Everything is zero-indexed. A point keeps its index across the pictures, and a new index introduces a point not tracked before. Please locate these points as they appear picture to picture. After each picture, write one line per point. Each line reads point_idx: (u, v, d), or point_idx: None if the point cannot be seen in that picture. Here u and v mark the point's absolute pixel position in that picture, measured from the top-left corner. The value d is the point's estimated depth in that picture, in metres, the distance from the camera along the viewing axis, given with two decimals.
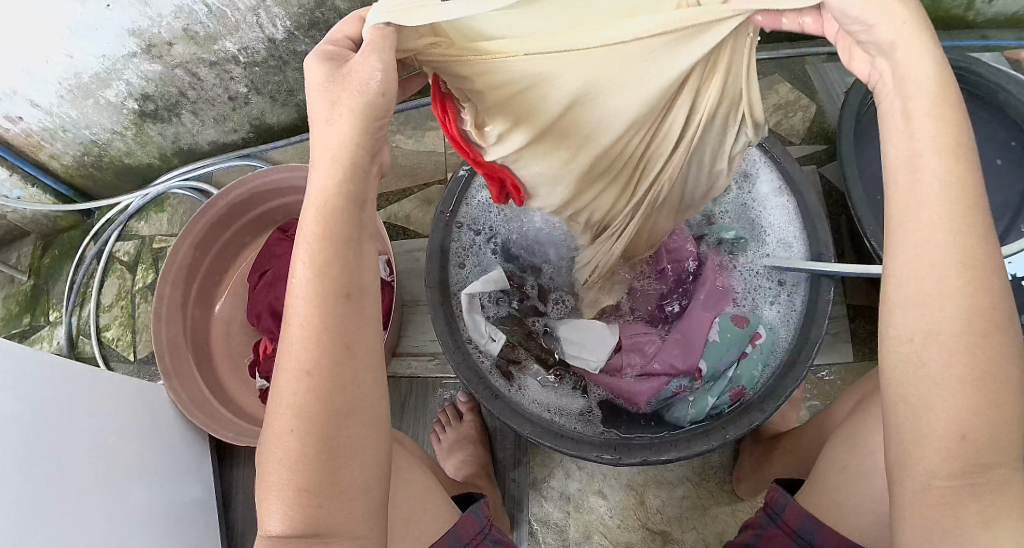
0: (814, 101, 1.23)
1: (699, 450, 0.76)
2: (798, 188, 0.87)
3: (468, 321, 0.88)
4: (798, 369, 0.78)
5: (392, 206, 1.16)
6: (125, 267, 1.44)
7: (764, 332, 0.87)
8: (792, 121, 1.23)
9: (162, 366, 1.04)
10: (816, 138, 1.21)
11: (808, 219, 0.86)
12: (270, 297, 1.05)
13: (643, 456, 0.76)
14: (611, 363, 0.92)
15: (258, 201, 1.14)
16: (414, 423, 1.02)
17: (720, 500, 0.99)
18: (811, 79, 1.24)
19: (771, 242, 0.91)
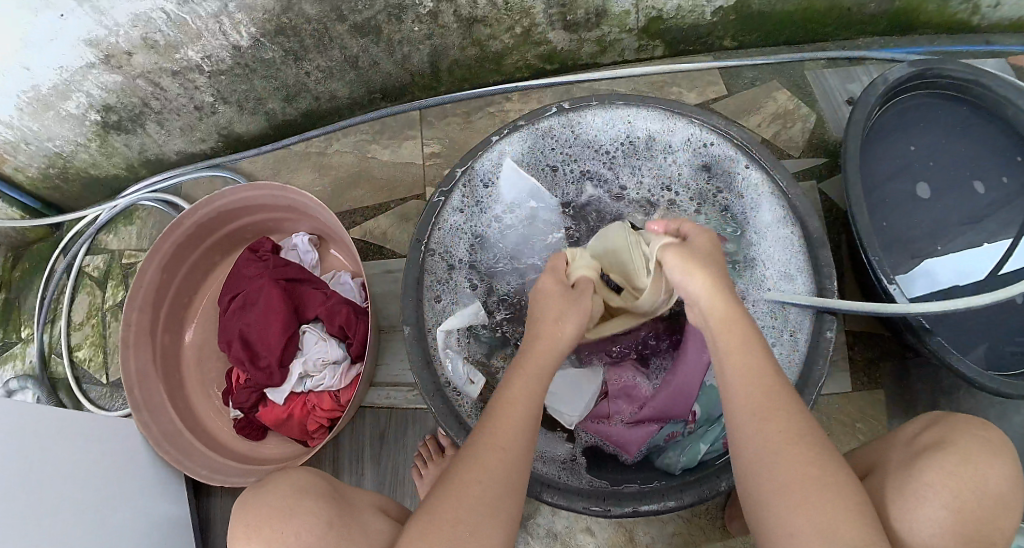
0: (813, 109, 1.18)
1: (689, 501, 0.76)
2: (801, 220, 0.87)
3: (444, 361, 0.86)
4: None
5: (369, 222, 1.10)
6: (95, 283, 1.38)
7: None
8: (790, 132, 1.17)
9: (132, 400, 1.00)
10: (817, 150, 1.16)
11: (809, 251, 0.86)
12: (241, 322, 0.98)
13: (633, 507, 0.76)
14: (599, 409, 0.91)
15: (226, 218, 1.09)
16: (393, 456, 0.98)
17: (710, 537, 0.99)
18: (811, 86, 1.19)
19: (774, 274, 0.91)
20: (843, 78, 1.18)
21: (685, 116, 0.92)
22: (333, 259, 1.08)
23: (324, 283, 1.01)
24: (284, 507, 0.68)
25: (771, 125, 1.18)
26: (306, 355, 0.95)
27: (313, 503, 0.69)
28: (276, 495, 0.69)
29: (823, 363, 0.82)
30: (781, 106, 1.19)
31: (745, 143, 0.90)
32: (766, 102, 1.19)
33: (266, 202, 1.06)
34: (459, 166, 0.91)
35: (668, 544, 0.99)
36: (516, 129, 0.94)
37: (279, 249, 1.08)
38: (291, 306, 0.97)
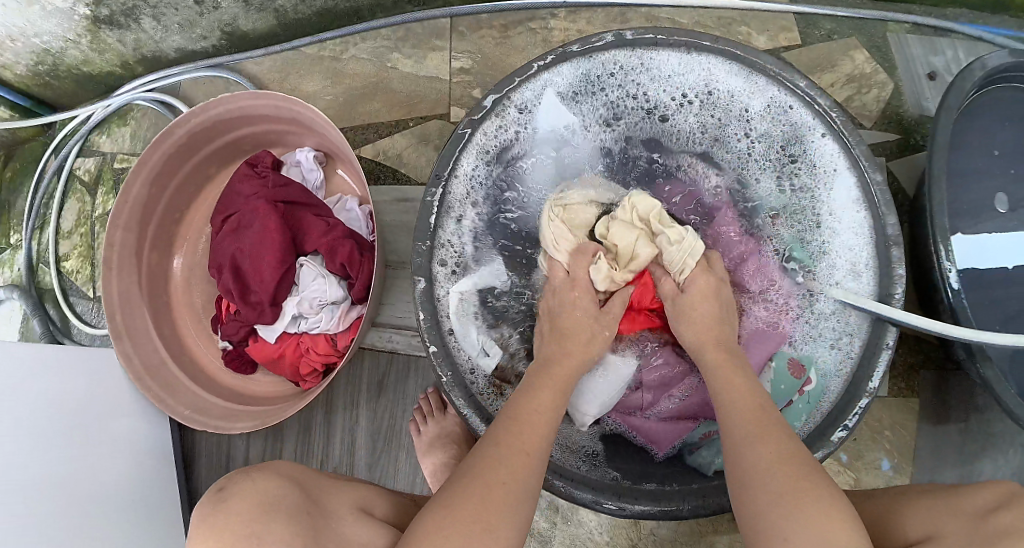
0: (892, 77, 0.99)
1: (711, 509, 0.69)
2: (879, 214, 0.74)
3: (459, 331, 0.77)
4: (840, 423, 0.73)
5: (383, 141, 0.97)
6: (86, 188, 1.27)
7: (814, 379, 0.78)
8: (865, 99, 0.99)
9: (111, 326, 0.90)
10: (890, 123, 0.98)
11: (881, 246, 0.74)
12: (233, 247, 0.87)
13: (649, 507, 0.70)
14: (629, 399, 0.79)
15: (224, 129, 0.96)
16: (392, 405, 0.88)
17: (719, 527, 0.87)
18: (891, 50, 1.00)
19: (837, 265, 0.79)
20: (927, 48, 0.99)
21: (766, 69, 0.77)
22: (340, 182, 0.95)
23: (328, 209, 0.88)
24: (252, 530, 0.50)
25: (845, 88, 0.99)
26: (302, 293, 0.83)
27: (286, 525, 0.52)
28: (238, 511, 0.51)
29: (876, 378, 0.73)
30: (857, 67, 1.00)
31: (828, 111, 0.75)
32: (841, 61, 1.00)
33: (267, 112, 0.92)
34: (491, 95, 0.78)
35: (674, 530, 0.88)
36: (565, 57, 0.79)
37: (281, 165, 0.95)
38: (289, 234, 0.84)
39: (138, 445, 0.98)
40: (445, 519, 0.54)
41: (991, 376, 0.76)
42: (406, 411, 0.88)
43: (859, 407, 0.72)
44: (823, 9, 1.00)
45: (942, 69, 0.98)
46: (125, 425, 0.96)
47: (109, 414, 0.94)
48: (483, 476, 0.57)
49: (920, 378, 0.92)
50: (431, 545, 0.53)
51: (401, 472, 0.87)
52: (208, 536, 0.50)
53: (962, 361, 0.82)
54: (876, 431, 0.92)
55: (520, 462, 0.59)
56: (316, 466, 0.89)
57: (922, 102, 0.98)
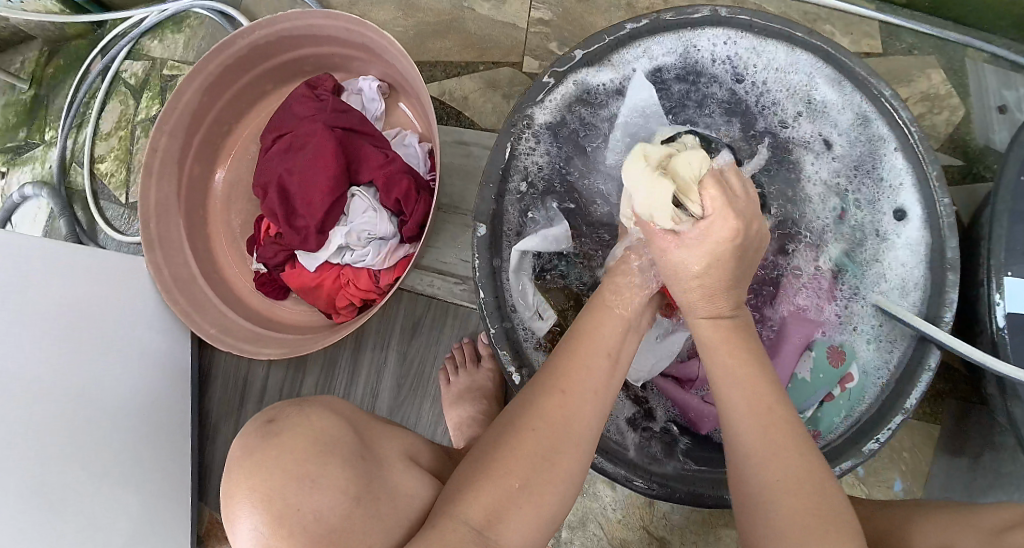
0: (965, 104, 0.92)
1: (735, 501, 0.64)
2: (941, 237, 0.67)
3: (514, 284, 0.72)
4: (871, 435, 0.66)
5: (451, 81, 0.93)
6: (130, 91, 1.23)
7: (855, 375, 0.73)
8: (936, 119, 0.92)
9: (145, 234, 0.87)
10: (954, 151, 0.91)
11: (935, 268, 0.67)
12: (282, 167, 0.83)
13: (675, 491, 0.66)
14: (686, 367, 0.76)
15: (287, 46, 0.92)
16: (422, 351, 0.85)
17: (730, 521, 0.83)
18: (966, 77, 0.92)
19: (886, 280, 0.73)
20: (1004, 81, 0.91)
21: (853, 72, 0.70)
22: (401, 115, 0.91)
23: (386, 141, 0.84)
24: (302, 472, 0.44)
25: (917, 106, 0.93)
26: (351, 224, 0.79)
27: (338, 470, 0.46)
28: (292, 450, 0.45)
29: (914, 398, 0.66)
30: (930, 88, 0.93)
31: (907, 124, 0.68)
32: (917, 78, 0.94)
33: (337, 35, 0.88)
34: (578, 50, 0.72)
35: (686, 517, 0.84)
36: (656, 27, 0.73)
37: (341, 91, 0.91)
38: (343, 161, 0.80)
39: (155, 356, 0.96)
40: (472, 484, 0.48)
41: (1021, 418, 0.69)
42: (437, 360, 0.85)
43: (887, 429, 0.66)
44: (907, 22, 0.93)
45: (1015, 105, 0.90)
46: (144, 335, 0.94)
47: (128, 323, 0.91)
48: (513, 442, 0.50)
49: (945, 408, 0.85)
50: (456, 510, 0.47)
51: (422, 419, 0.84)
52: (255, 473, 0.44)
53: (993, 398, 0.75)
54: (895, 450, 0.86)
55: (559, 426, 0.51)
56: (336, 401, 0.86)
57: (990, 134, 0.90)
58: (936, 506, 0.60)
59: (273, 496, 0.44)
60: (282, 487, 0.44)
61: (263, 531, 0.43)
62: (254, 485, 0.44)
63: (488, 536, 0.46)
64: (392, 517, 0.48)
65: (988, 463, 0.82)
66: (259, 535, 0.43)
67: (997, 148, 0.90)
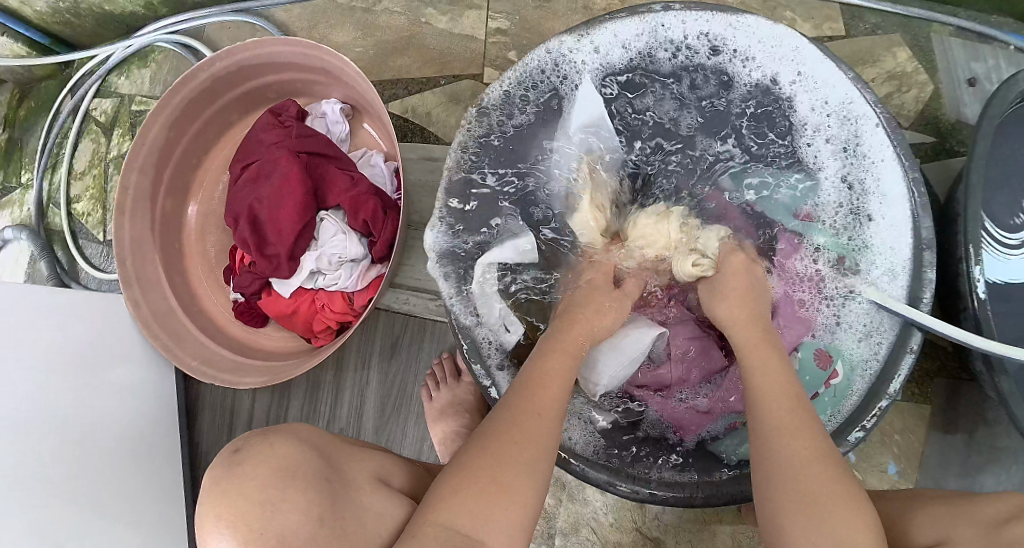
0: (934, 79, 0.92)
1: (723, 499, 0.65)
2: (915, 218, 0.68)
3: (480, 298, 0.75)
4: (856, 423, 0.68)
5: (411, 98, 0.94)
6: (101, 129, 1.24)
7: (840, 371, 0.72)
8: (904, 98, 0.93)
9: (121, 272, 0.88)
10: (926, 127, 0.92)
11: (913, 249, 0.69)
12: (251, 196, 0.84)
13: (663, 492, 0.66)
14: (659, 376, 0.74)
15: (249, 75, 0.92)
16: (404, 368, 0.86)
17: (724, 517, 0.83)
18: (935, 52, 0.93)
19: (858, 261, 0.73)
20: (972, 52, 0.92)
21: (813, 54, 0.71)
22: (366, 135, 0.92)
23: (352, 163, 0.85)
24: (267, 497, 0.45)
25: (884, 85, 0.94)
26: (321, 248, 0.79)
27: (303, 492, 0.47)
28: (259, 474, 0.46)
29: (897, 384, 0.67)
30: (898, 66, 0.94)
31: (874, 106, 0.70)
32: (884, 57, 0.94)
33: (294, 60, 0.89)
34: (528, 59, 0.76)
35: (679, 516, 0.85)
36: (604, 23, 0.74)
37: (306, 116, 0.92)
38: (311, 186, 0.81)
39: (141, 391, 0.96)
40: (457, 491, 0.49)
41: (1009, 393, 0.71)
42: (418, 378, 0.85)
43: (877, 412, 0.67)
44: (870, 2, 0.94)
45: (984, 76, 0.91)
46: (129, 372, 0.94)
47: (112, 362, 0.91)
48: (498, 446, 0.51)
49: (933, 386, 0.86)
50: (441, 516, 0.48)
51: (408, 438, 0.84)
52: (222, 499, 0.45)
53: (979, 374, 0.75)
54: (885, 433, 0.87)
55: (531, 433, 0.53)
56: (322, 426, 0.87)
57: (962, 108, 0.91)
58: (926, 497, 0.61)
59: (239, 522, 0.44)
60: (248, 514, 0.44)
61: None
62: (224, 509, 0.45)
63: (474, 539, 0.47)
64: (358, 538, 0.48)
65: (983, 440, 0.83)
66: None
67: (969, 121, 0.90)
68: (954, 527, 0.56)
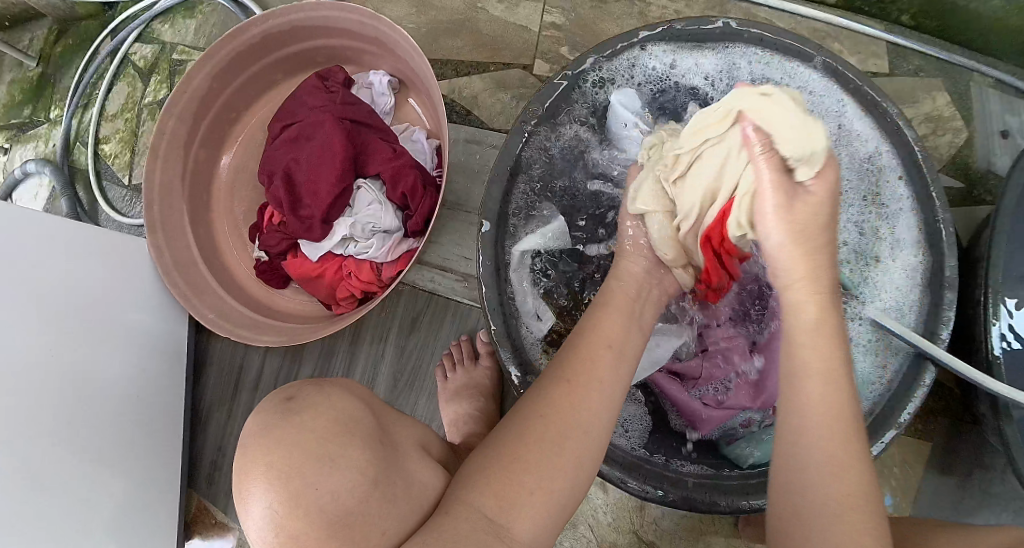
0: (969, 126, 0.93)
1: (728, 508, 0.64)
2: (939, 253, 0.68)
3: (515, 285, 0.73)
4: (863, 449, 0.67)
5: (460, 79, 0.94)
6: (138, 74, 1.24)
7: (853, 387, 0.72)
8: (939, 141, 0.93)
9: (147, 216, 0.87)
10: (957, 172, 0.92)
11: (934, 289, 0.68)
12: (290, 156, 0.84)
13: (668, 495, 0.65)
14: (689, 367, 0.77)
15: (300, 36, 0.92)
16: (422, 345, 0.85)
17: (721, 529, 0.84)
18: (971, 99, 0.93)
19: (879, 297, 0.73)
20: (1008, 105, 0.92)
21: (859, 90, 0.70)
22: (410, 110, 0.92)
23: (394, 135, 0.85)
24: (325, 452, 0.44)
25: (921, 126, 0.94)
26: (355, 215, 0.79)
27: (360, 451, 0.45)
28: (312, 429, 0.44)
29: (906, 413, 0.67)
30: (936, 110, 0.94)
31: (911, 145, 0.69)
32: (922, 99, 0.95)
33: (347, 27, 0.89)
34: (591, 55, 0.73)
35: (678, 523, 0.84)
36: (668, 35, 0.74)
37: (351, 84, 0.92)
38: (351, 153, 0.81)
39: (151, 338, 0.95)
40: (487, 470, 0.48)
41: (1012, 437, 0.70)
42: (435, 356, 0.85)
43: (879, 442, 0.67)
44: (915, 43, 0.94)
45: (1017, 130, 0.91)
46: (141, 317, 0.94)
47: (125, 307, 0.91)
48: (540, 430, 0.50)
49: (937, 426, 0.85)
50: (470, 496, 0.47)
51: (417, 415, 0.84)
52: (273, 449, 0.43)
53: (985, 420, 0.75)
54: (886, 467, 0.87)
55: (567, 417, 0.51)
56: None
57: (993, 159, 0.91)
58: (930, 531, 0.60)
59: (288, 473, 0.43)
60: (299, 467, 0.43)
61: (273, 507, 0.42)
62: (271, 465, 0.43)
63: (501, 522, 0.46)
64: (405, 502, 0.47)
65: (977, 482, 0.82)
66: (267, 510, 0.43)
67: (997, 173, 0.91)
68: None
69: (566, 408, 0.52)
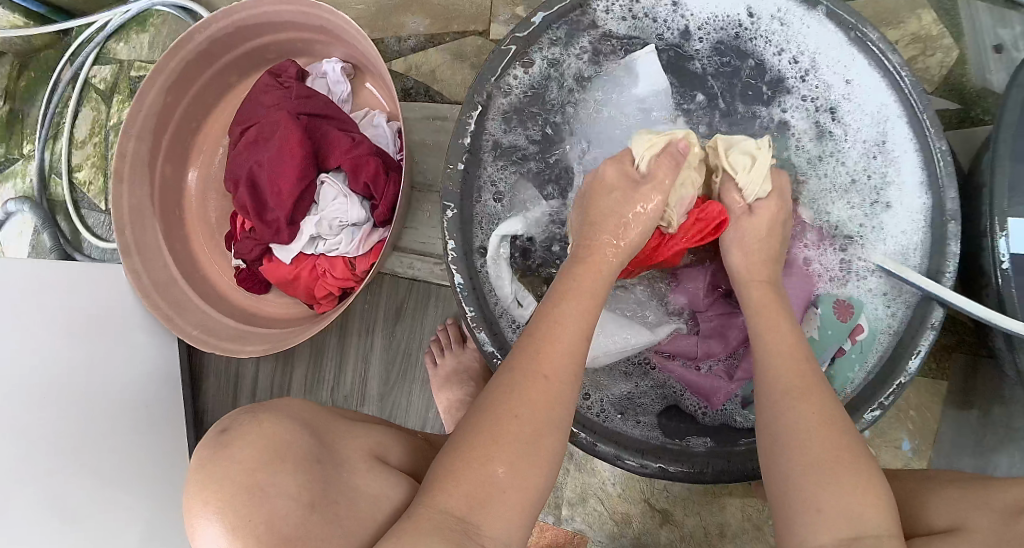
0: (959, 43, 0.87)
1: (733, 477, 0.63)
2: (938, 188, 0.65)
3: (492, 270, 0.71)
4: (872, 400, 0.64)
5: (416, 56, 0.90)
6: (101, 97, 1.22)
7: (866, 326, 0.68)
8: (928, 62, 0.88)
9: (121, 241, 0.85)
10: (951, 91, 0.87)
11: (937, 223, 0.65)
12: (251, 159, 0.81)
13: (668, 465, 0.65)
14: (686, 349, 0.71)
15: (246, 36, 0.89)
16: (409, 335, 0.84)
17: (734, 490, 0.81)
18: (960, 12, 0.88)
19: (885, 238, 0.69)
20: (999, 18, 0.86)
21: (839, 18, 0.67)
22: (369, 96, 0.89)
23: (353, 124, 0.82)
24: (256, 482, 0.43)
25: (907, 49, 0.89)
26: (321, 211, 0.77)
27: (292, 474, 0.45)
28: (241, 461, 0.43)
29: (913, 358, 0.63)
30: (924, 27, 0.89)
31: (896, 69, 0.65)
32: (906, 20, 0.89)
33: (293, 19, 0.86)
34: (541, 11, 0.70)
35: (688, 488, 0.82)
36: None
37: (306, 76, 0.89)
38: (310, 148, 0.78)
39: (149, 361, 0.95)
40: (449, 471, 0.47)
41: None
42: (424, 342, 0.84)
43: (891, 388, 0.64)
44: None
45: (1011, 43, 0.85)
46: (133, 342, 0.93)
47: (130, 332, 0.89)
48: (494, 427, 0.48)
49: (954, 361, 0.82)
50: (437, 501, 0.45)
51: (412, 407, 0.83)
52: (206, 487, 0.43)
53: (1000, 352, 0.72)
54: (903, 407, 0.83)
55: (523, 405, 0.49)
56: (326, 393, 0.86)
57: (986, 76, 0.86)
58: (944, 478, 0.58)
59: (229, 509, 0.42)
60: (237, 499, 0.42)
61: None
62: (209, 498, 0.42)
63: (470, 521, 0.45)
64: (352, 521, 0.47)
65: (998, 419, 0.78)
66: None
67: (995, 90, 0.85)
68: (968, 514, 0.52)
69: (542, 393, 0.50)
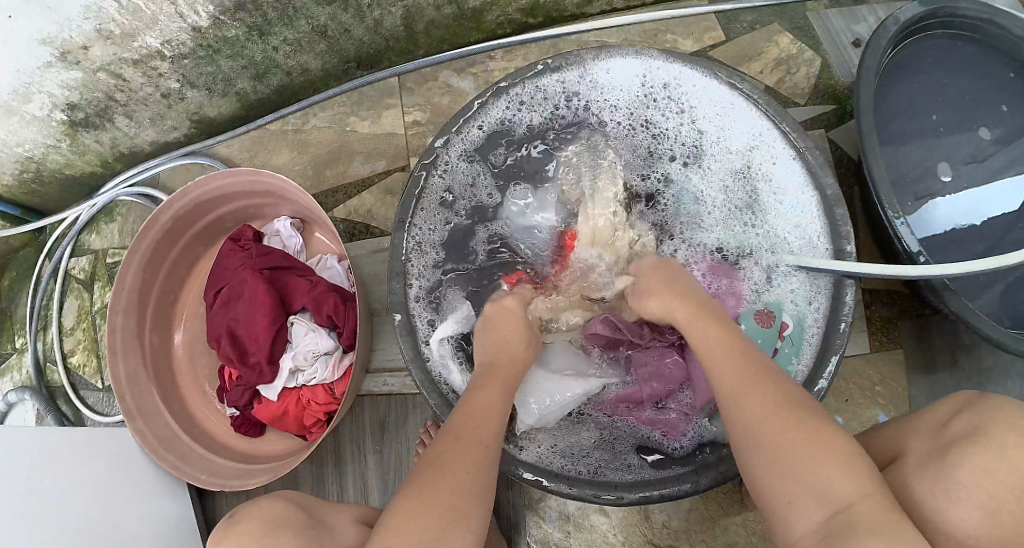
0: (818, 53, 1.04)
1: (705, 485, 0.71)
2: (817, 179, 0.79)
3: (451, 372, 0.82)
4: (821, 372, 0.75)
5: (354, 200, 1.08)
6: (82, 285, 1.34)
7: (790, 322, 0.81)
8: (795, 78, 1.04)
9: (124, 407, 0.95)
10: (824, 96, 1.03)
11: (826, 207, 0.78)
12: (228, 318, 0.92)
13: (643, 493, 0.71)
14: (631, 391, 0.82)
15: (204, 210, 1.03)
16: (398, 443, 0.94)
17: (731, 512, 0.91)
18: (813, 28, 1.05)
19: (785, 237, 0.83)
20: (848, 18, 1.05)
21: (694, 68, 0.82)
22: (319, 242, 1.02)
23: (311, 269, 0.95)
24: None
25: (774, 72, 1.05)
26: (295, 347, 0.89)
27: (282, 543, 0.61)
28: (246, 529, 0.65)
29: (843, 329, 0.75)
30: (784, 51, 1.05)
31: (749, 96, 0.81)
32: (767, 47, 1.06)
33: (241, 188, 1.00)
34: (441, 136, 0.84)
35: (686, 520, 0.91)
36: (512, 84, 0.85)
37: (261, 236, 1.02)
38: (276, 296, 0.91)
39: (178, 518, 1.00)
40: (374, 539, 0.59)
41: (958, 306, 0.82)
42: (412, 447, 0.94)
43: (829, 367, 0.74)
44: (741, 4, 1.04)
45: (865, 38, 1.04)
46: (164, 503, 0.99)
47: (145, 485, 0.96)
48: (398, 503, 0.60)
49: (900, 331, 0.95)
50: None
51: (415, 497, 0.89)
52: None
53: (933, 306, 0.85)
54: (865, 388, 0.94)
55: (441, 451, 0.63)
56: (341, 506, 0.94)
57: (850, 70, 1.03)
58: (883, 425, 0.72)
59: None
60: None
61: None
62: None
63: None
64: None
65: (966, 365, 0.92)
66: None
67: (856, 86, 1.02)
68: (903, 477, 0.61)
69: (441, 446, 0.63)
